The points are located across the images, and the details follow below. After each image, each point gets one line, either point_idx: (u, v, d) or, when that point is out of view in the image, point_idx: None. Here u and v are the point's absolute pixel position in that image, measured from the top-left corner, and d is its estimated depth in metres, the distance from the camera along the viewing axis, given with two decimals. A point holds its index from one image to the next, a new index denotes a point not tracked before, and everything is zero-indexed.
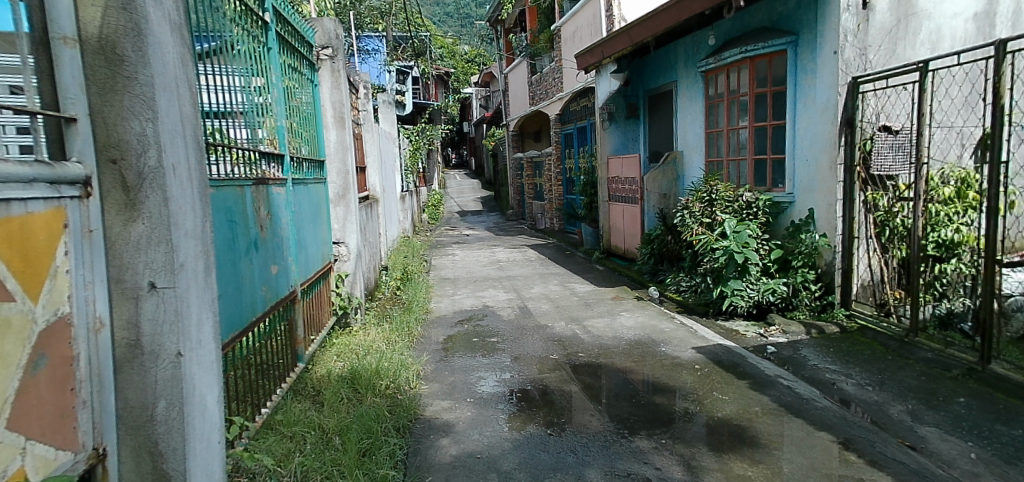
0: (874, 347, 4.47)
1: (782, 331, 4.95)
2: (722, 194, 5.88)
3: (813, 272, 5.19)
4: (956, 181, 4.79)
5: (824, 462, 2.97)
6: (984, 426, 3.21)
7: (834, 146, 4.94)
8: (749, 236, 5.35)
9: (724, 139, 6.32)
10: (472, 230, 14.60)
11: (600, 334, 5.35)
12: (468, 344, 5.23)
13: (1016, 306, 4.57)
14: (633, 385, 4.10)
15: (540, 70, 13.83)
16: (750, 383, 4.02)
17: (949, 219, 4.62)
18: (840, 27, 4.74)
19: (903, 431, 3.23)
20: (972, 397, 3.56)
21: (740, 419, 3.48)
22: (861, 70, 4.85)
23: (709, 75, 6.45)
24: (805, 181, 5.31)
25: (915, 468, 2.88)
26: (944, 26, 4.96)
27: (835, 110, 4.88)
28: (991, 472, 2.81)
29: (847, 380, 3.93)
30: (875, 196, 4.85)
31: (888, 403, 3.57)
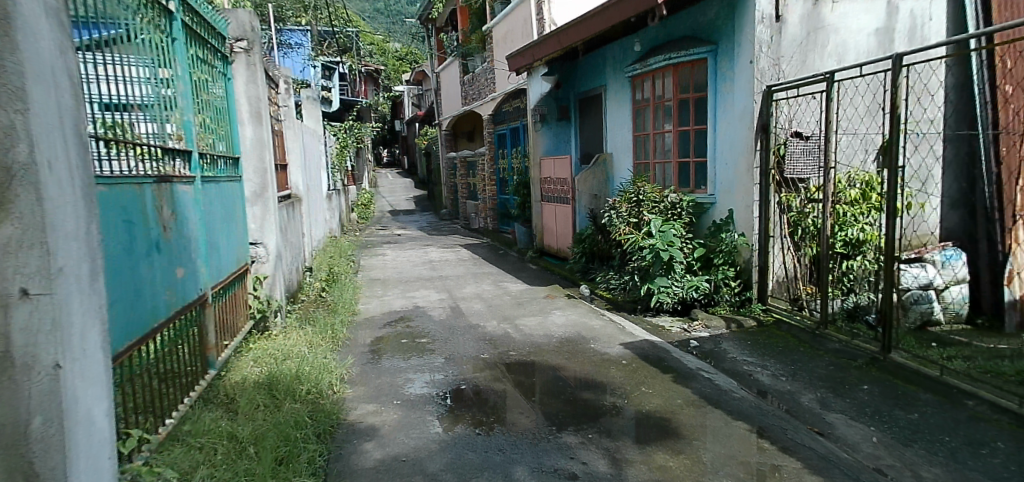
0: (789, 339, 4.69)
1: (705, 325, 5.14)
2: (648, 195, 6.03)
3: (733, 270, 5.41)
4: (860, 184, 5.10)
5: (741, 450, 3.09)
6: (884, 411, 3.41)
7: (750, 150, 5.15)
8: (674, 236, 5.51)
9: (650, 143, 6.50)
10: (404, 230, 14.41)
11: (531, 332, 5.38)
12: (397, 345, 5.15)
13: (913, 299, 5.07)
14: (564, 382, 4.15)
15: (471, 70, 13.80)
16: (674, 376, 4.14)
17: (855, 219, 4.97)
18: (755, 39, 4.97)
19: (813, 418, 3.41)
20: (874, 384, 3.78)
21: (665, 412, 3.58)
22: (775, 79, 5.08)
23: (636, 80, 6.60)
24: (725, 183, 5.53)
25: (822, 452, 3.04)
26: (848, 40, 5.27)
27: (751, 116, 5.10)
28: (889, 453, 2.99)
29: (764, 371, 4.13)
30: (789, 197, 5.13)
31: (800, 392, 3.76)
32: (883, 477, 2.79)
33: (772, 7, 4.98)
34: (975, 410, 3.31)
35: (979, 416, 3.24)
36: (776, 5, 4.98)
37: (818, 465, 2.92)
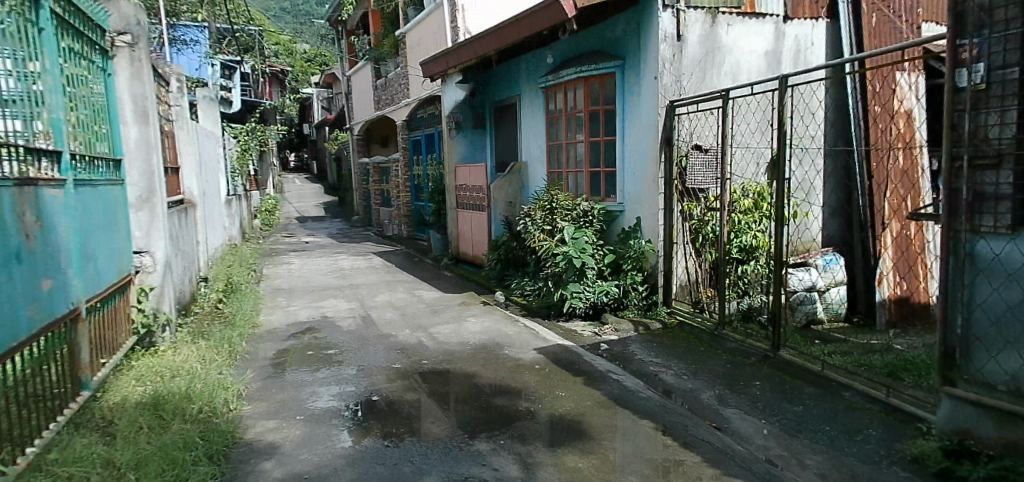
0: (691, 340, 4.89)
1: (614, 329, 5.28)
2: (561, 203, 6.13)
3: (640, 276, 5.58)
4: (754, 194, 5.43)
5: (646, 448, 3.18)
6: (774, 405, 3.62)
7: (655, 162, 5.35)
8: (586, 242, 5.65)
9: (563, 152, 6.63)
10: (312, 237, 13.91)
11: (446, 340, 5.33)
12: (304, 358, 4.94)
13: (798, 300, 5.48)
14: (479, 389, 4.13)
15: (384, 75, 13.58)
16: (584, 379, 4.22)
17: (748, 227, 5.27)
18: (659, 56, 5.19)
19: (712, 414, 3.57)
20: (766, 380, 4.01)
21: (576, 414, 3.64)
22: (677, 94, 5.32)
23: (548, 91, 6.72)
24: (633, 193, 5.72)
25: (719, 446, 3.18)
26: (741, 61, 5.61)
27: (656, 129, 5.30)
28: (778, 444, 3.14)
29: (668, 371, 4.29)
30: (690, 207, 5.38)
31: (700, 389, 3.93)
32: (773, 466, 2.93)
33: (673, 27, 5.23)
34: (852, 400, 3.55)
35: (856, 405, 3.48)
36: (677, 25, 5.23)
37: (716, 459, 3.05)
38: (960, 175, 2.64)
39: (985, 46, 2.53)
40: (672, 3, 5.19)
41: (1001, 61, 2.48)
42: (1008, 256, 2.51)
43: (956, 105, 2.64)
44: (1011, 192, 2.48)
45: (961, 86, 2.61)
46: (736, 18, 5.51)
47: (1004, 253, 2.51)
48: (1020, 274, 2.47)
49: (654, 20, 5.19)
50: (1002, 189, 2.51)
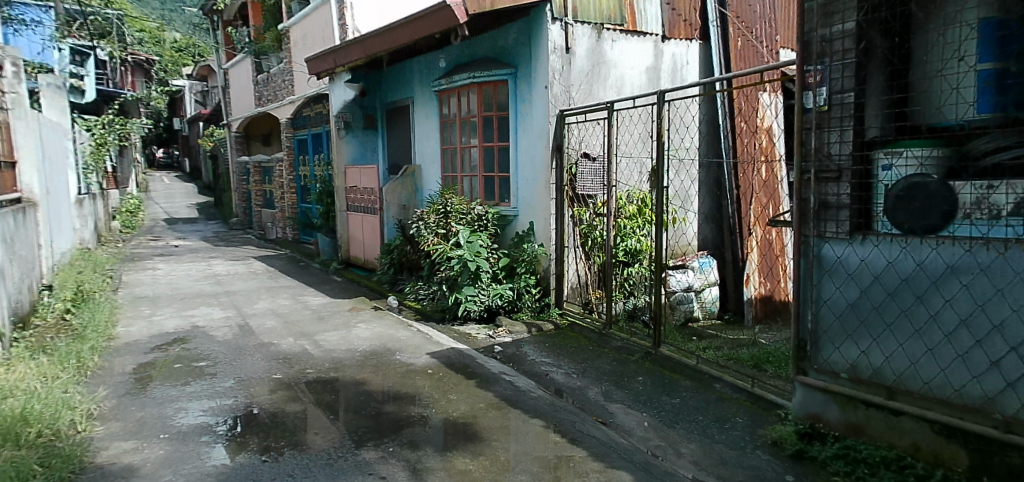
0: (580, 340, 5.06)
1: (508, 331, 5.34)
2: (456, 207, 6.14)
3: (534, 278, 5.70)
4: (637, 201, 5.72)
5: (534, 446, 3.26)
6: (654, 398, 3.84)
7: (546, 169, 5.50)
8: (480, 246, 5.71)
9: (457, 157, 6.65)
10: (182, 241, 12.91)
11: (332, 347, 5.16)
12: (171, 372, 4.58)
13: (678, 300, 5.83)
14: (367, 396, 4.04)
15: (266, 70, 12.93)
16: (477, 381, 4.26)
17: (633, 231, 5.55)
18: (548, 67, 5.36)
19: (597, 409, 3.73)
20: (648, 375, 4.25)
21: (468, 417, 3.67)
22: (567, 104, 5.51)
23: (442, 95, 6.72)
24: (526, 198, 5.85)
25: (604, 440, 3.32)
26: (626, 75, 5.91)
27: (547, 136, 5.46)
28: (657, 435, 3.34)
29: (558, 370, 4.43)
30: (579, 212, 5.61)
31: (588, 387, 4.10)
32: (651, 456, 3.11)
33: (563, 39, 5.41)
34: (722, 390, 3.84)
35: (726, 396, 3.77)
36: (566, 38, 5.42)
37: (601, 453, 3.18)
38: (808, 186, 2.96)
39: (828, 72, 2.85)
40: (561, 16, 5.38)
41: (840, 86, 2.80)
42: (847, 259, 2.83)
43: (805, 124, 2.95)
44: (850, 202, 2.80)
45: (809, 106, 2.93)
46: (619, 35, 5.81)
47: (845, 256, 2.83)
48: (858, 274, 2.79)
49: (544, 32, 5.36)
50: (842, 199, 2.82)
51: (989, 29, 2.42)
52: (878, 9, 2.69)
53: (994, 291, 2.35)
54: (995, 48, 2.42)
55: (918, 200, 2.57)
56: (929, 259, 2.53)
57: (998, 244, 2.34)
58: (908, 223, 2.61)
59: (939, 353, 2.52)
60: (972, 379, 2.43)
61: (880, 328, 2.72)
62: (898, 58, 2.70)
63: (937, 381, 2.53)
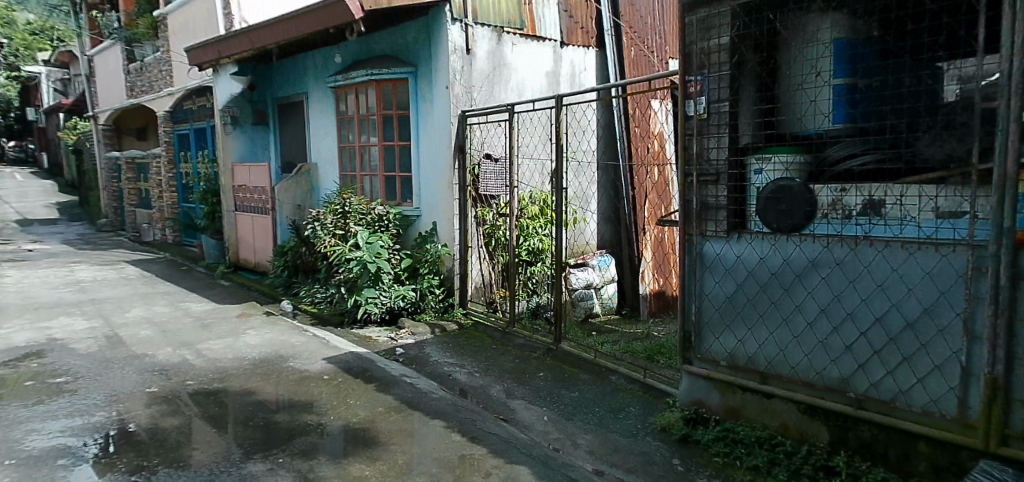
0: (483, 339, 5.10)
1: (411, 332, 5.28)
2: (355, 207, 6.00)
3: (437, 279, 5.66)
4: (540, 201, 5.83)
5: (434, 447, 3.25)
6: (554, 393, 3.95)
7: (449, 169, 5.51)
8: (381, 247, 5.61)
9: (356, 155, 6.49)
10: (39, 245, 11.64)
11: (217, 356, 4.88)
12: (23, 390, 4.13)
13: (579, 297, 5.97)
14: (256, 406, 3.86)
15: (139, 59, 11.96)
16: (376, 385, 4.19)
17: (536, 231, 5.68)
18: (449, 67, 5.37)
19: (499, 406, 3.80)
20: (548, 370, 4.36)
21: (365, 422, 3.59)
22: (468, 105, 5.54)
23: (338, 92, 6.55)
24: (429, 198, 5.82)
25: (504, 436, 3.36)
26: (526, 79, 6.03)
27: (449, 137, 5.46)
28: (555, 428, 3.44)
29: (461, 369, 4.45)
30: (483, 212, 5.62)
31: (490, 385, 4.15)
32: (550, 449, 3.19)
33: (463, 40, 5.44)
34: (617, 382, 4.02)
35: (620, 387, 3.96)
36: (466, 39, 5.45)
37: (500, 450, 3.22)
38: (690, 188, 3.18)
39: (706, 83, 3.07)
40: (460, 17, 5.40)
41: (717, 96, 3.03)
42: (725, 255, 3.06)
43: (687, 130, 3.16)
44: (726, 203, 3.05)
45: (691, 114, 3.14)
46: (519, 38, 5.93)
47: (723, 253, 3.07)
48: (734, 270, 3.03)
49: (443, 31, 5.36)
50: (720, 200, 3.07)
51: (841, 48, 2.68)
52: (747, 26, 2.93)
53: (848, 282, 2.61)
54: (846, 65, 2.68)
55: (784, 201, 2.83)
56: (794, 255, 2.78)
57: (850, 240, 2.60)
58: (776, 223, 2.87)
59: (803, 339, 2.78)
60: (831, 362, 2.69)
61: (754, 318, 2.96)
62: (767, 72, 2.96)
63: (802, 365, 2.79)
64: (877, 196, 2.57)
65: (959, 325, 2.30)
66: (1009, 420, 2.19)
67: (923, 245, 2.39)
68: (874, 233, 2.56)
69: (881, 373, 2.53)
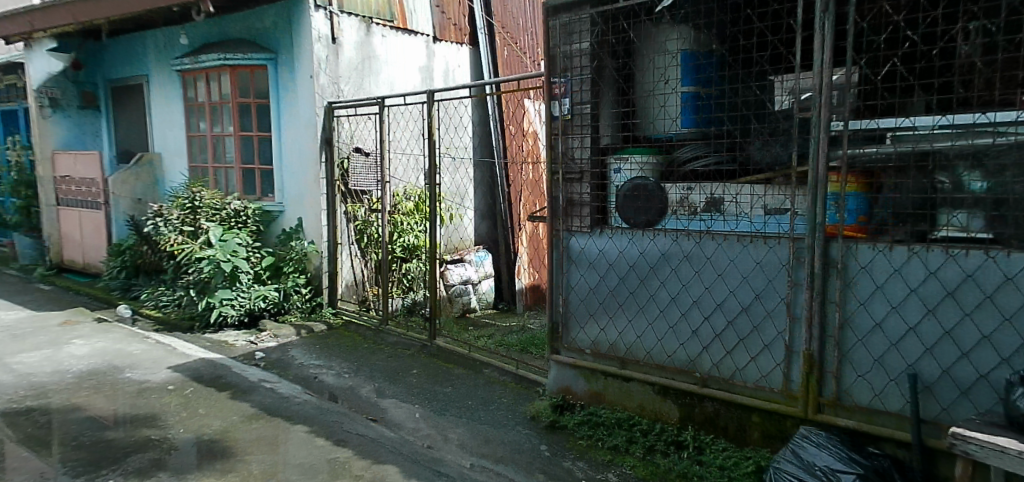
0: (355, 338, 4.95)
1: (273, 335, 4.98)
2: (207, 201, 5.56)
3: (303, 277, 5.39)
4: (415, 198, 5.77)
5: (296, 453, 3.11)
6: (427, 390, 3.93)
7: (315, 162, 5.29)
8: (238, 245, 5.26)
9: (209, 146, 6.01)
10: None
11: (33, 371, 4.28)
12: None
13: (457, 292, 5.98)
14: (85, 424, 3.45)
15: None
16: (230, 393, 3.91)
17: (411, 227, 5.61)
18: (313, 55, 5.15)
19: (368, 407, 3.71)
20: (421, 367, 4.32)
21: (218, 433, 3.35)
22: (335, 97, 5.35)
23: (186, 76, 6.02)
24: (293, 192, 5.54)
25: (372, 436, 3.29)
26: (398, 72, 5.91)
27: (315, 129, 5.24)
28: (427, 425, 3.43)
29: (328, 371, 4.28)
30: (354, 208, 5.47)
31: (359, 385, 4.04)
32: (421, 446, 3.17)
33: (328, 28, 5.24)
34: (491, 375, 4.10)
35: (494, 379, 4.03)
36: (331, 27, 5.26)
37: (368, 450, 3.15)
38: (557, 186, 3.33)
39: (569, 85, 3.23)
40: (324, 4, 5.19)
41: (581, 98, 3.20)
42: (589, 249, 3.24)
43: (553, 130, 3.31)
44: (590, 200, 3.23)
45: (556, 115, 3.28)
46: (389, 31, 5.81)
47: (587, 247, 3.25)
48: (598, 263, 3.21)
49: (305, 18, 5.12)
50: (584, 197, 3.25)
51: (687, 59, 2.92)
52: (605, 33, 3.11)
53: (694, 273, 2.87)
54: (692, 74, 2.93)
55: (641, 199, 3.06)
56: (649, 248, 3.01)
57: (695, 234, 2.86)
58: (634, 218, 3.09)
59: (657, 326, 3.02)
60: (680, 346, 2.94)
61: (615, 308, 3.16)
62: (623, 78, 3.16)
63: (656, 349, 3.03)
64: (717, 194, 2.84)
65: (783, 308, 2.62)
66: (823, 390, 2.53)
67: (754, 238, 2.68)
68: (715, 228, 2.83)
69: (722, 354, 2.81)
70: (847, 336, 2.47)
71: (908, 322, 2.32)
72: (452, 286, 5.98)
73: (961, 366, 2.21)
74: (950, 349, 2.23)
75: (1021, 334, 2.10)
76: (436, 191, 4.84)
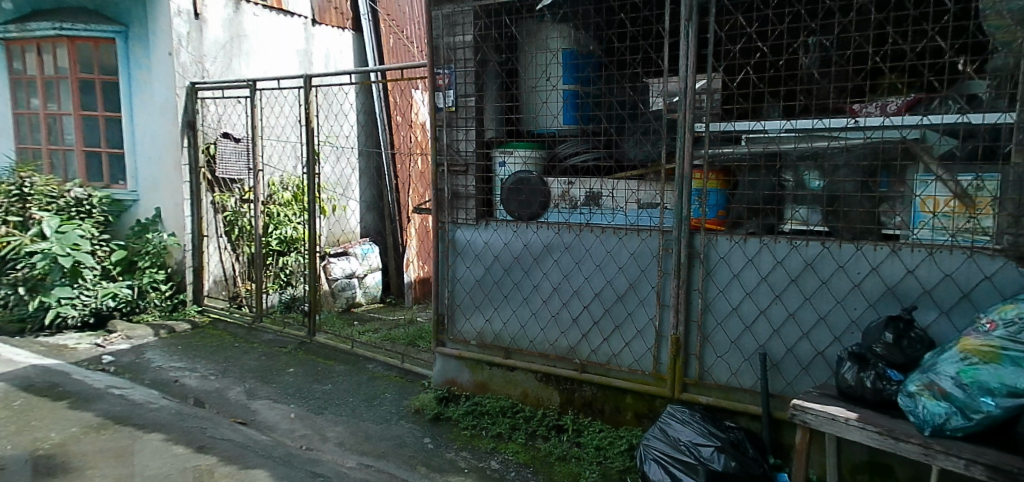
0: (224, 337, 4.69)
1: (125, 337, 4.57)
2: (38, 188, 4.90)
3: (162, 273, 5.02)
4: (292, 187, 5.53)
5: (151, 463, 2.89)
6: (304, 388, 3.81)
7: (177, 147, 4.95)
8: (80, 237, 4.74)
9: (42, 125, 5.39)
10: None
11: None
12: None
13: (340, 287, 5.83)
14: None
15: None
16: (70, 402, 3.56)
17: (289, 218, 5.40)
18: (172, 31, 4.78)
19: (237, 409, 3.53)
20: (299, 365, 4.17)
21: (56, 447, 3.04)
22: (200, 77, 5.02)
23: (10, 45, 5.36)
24: (149, 179, 5.14)
25: (240, 441, 3.13)
26: (271, 54, 5.61)
27: (174, 111, 4.89)
28: (302, 424, 3.33)
29: (191, 374, 4.01)
30: (222, 197, 5.16)
31: (228, 387, 3.83)
32: (295, 448, 3.07)
33: (189, 3, 4.89)
34: (374, 370, 4.05)
35: (377, 374, 3.98)
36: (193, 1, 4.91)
37: (234, 455, 2.99)
38: (441, 178, 3.34)
39: (452, 77, 3.25)
40: None
41: (464, 91, 3.22)
42: (474, 241, 3.28)
43: (437, 121, 3.31)
44: (475, 193, 3.27)
45: (440, 106, 3.29)
46: (262, 10, 5.50)
47: (472, 239, 3.28)
48: (482, 255, 3.26)
49: None
50: (470, 190, 3.27)
51: (567, 57, 3.01)
52: (488, 27, 3.17)
53: (574, 264, 3.00)
54: (573, 73, 3.03)
55: (524, 192, 3.14)
56: (532, 240, 3.10)
57: (575, 226, 2.98)
58: (518, 211, 3.16)
59: (540, 315, 3.12)
60: (561, 334, 3.06)
61: (499, 299, 3.23)
62: (507, 73, 3.22)
63: (539, 338, 3.13)
64: (596, 189, 2.97)
65: (654, 295, 2.80)
66: (687, 371, 2.74)
67: (629, 231, 2.84)
68: (594, 220, 2.95)
69: (599, 340, 2.96)
70: (709, 320, 2.69)
71: (760, 306, 2.56)
72: (334, 280, 5.81)
73: (803, 345, 2.48)
74: (793, 328, 2.50)
75: (849, 315, 2.38)
76: (315, 181, 4.65)
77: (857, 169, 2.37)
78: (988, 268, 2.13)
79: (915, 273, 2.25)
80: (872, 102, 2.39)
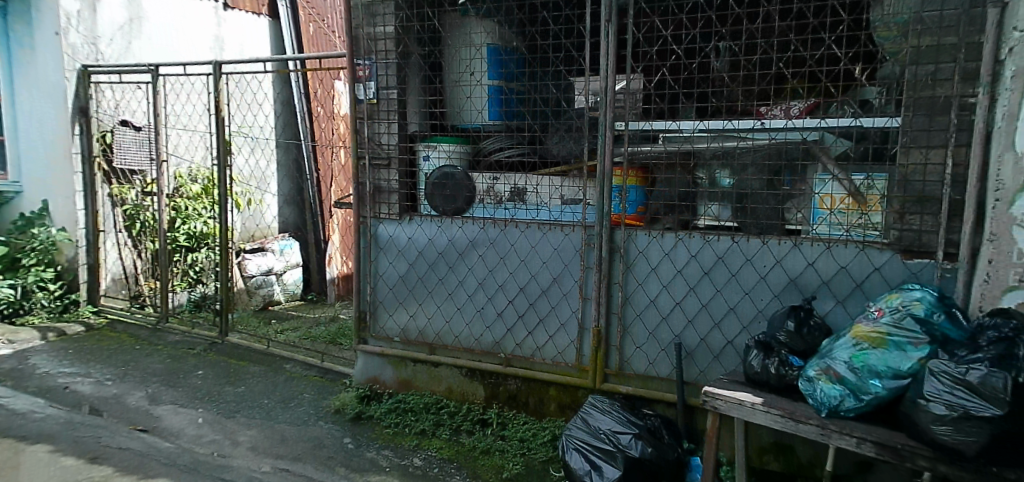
0: (124, 339, 4.40)
1: (6, 340, 4.19)
2: None
3: (52, 271, 4.65)
4: (202, 180, 5.25)
5: (36, 477, 2.67)
6: (214, 392, 3.63)
7: (67, 135, 4.59)
8: None
9: None
10: None
11: None
12: None
13: (257, 284, 5.61)
14: None
15: None
16: None
17: (197, 213, 5.09)
18: (60, 9, 4.42)
19: (138, 416, 3.32)
20: (210, 367, 3.98)
21: None
22: (93, 59, 4.68)
23: None
24: (34, 170, 4.79)
25: (140, 450, 2.95)
26: (177, 38, 5.29)
27: (64, 96, 4.54)
28: (211, 429, 3.18)
29: (85, 380, 3.74)
30: (121, 190, 4.81)
31: (127, 393, 3.59)
32: (204, 454, 2.92)
33: None
34: (291, 370, 3.92)
35: (295, 374, 3.85)
36: None
37: (133, 465, 2.81)
38: (363, 172, 3.27)
39: (373, 68, 3.18)
40: None
41: (386, 83, 3.17)
42: (397, 237, 3.24)
43: (357, 114, 3.24)
44: (398, 187, 3.22)
45: (361, 98, 3.22)
46: None
47: (395, 234, 3.24)
48: (406, 251, 3.22)
49: None
50: (392, 184, 3.23)
51: (491, 53, 3.02)
52: (410, 19, 3.10)
53: (498, 258, 3.01)
54: (497, 68, 3.03)
55: (449, 187, 3.12)
56: (457, 235, 3.09)
57: (501, 222, 2.99)
58: (442, 206, 3.14)
59: (465, 310, 3.11)
60: (486, 329, 3.07)
61: (424, 294, 3.20)
62: (431, 66, 3.19)
63: (464, 333, 3.13)
64: (521, 185, 2.99)
65: (577, 288, 2.85)
66: (608, 362, 2.81)
67: (552, 226, 2.88)
68: (518, 216, 2.97)
69: (524, 334, 2.99)
70: (629, 312, 2.77)
71: (676, 298, 2.67)
72: (249, 278, 5.58)
73: (715, 334, 2.60)
74: (706, 319, 2.62)
75: (757, 305, 2.52)
76: (228, 173, 4.44)
77: (764, 168, 2.51)
78: (878, 260, 2.32)
79: (815, 265, 2.42)
80: (776, 105, 2.55)
